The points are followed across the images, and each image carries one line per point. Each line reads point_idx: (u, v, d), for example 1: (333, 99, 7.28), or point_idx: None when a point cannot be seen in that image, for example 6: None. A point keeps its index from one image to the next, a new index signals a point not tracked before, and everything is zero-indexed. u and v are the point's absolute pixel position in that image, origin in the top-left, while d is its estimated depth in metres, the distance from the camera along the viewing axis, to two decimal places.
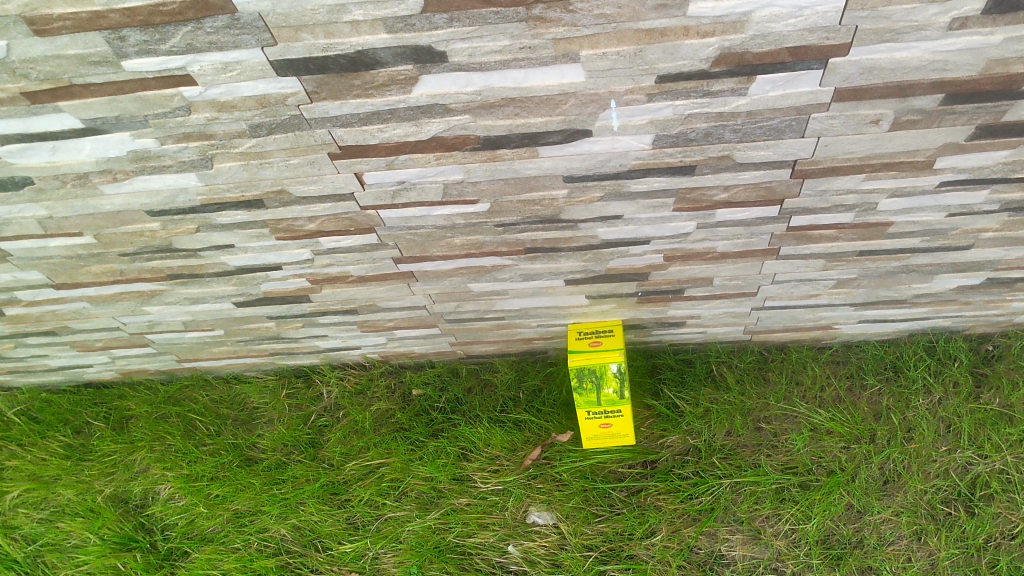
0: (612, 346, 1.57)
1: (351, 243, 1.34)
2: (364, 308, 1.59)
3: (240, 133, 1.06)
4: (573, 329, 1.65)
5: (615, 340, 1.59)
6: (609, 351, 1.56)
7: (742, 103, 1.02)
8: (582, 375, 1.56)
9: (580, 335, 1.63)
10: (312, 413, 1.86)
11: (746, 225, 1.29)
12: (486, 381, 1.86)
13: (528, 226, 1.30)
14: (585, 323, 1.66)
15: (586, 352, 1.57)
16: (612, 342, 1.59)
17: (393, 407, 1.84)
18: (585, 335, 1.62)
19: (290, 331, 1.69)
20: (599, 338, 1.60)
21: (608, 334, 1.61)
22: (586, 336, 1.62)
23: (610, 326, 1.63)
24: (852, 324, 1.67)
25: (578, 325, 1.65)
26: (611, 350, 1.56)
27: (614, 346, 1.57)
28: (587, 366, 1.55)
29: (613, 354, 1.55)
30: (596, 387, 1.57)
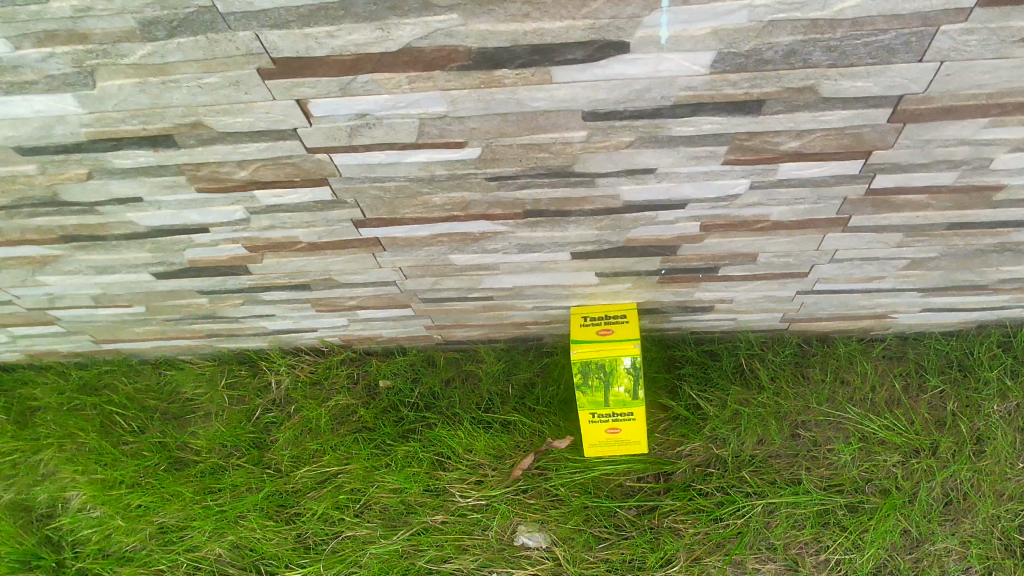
0: (625, 338, 1.29)
1: (297, 199, 1.03)
2: (319, 284, 1.27)
3: (129, 34, 0.74)
4: (575, 317, 1.35)
5: (630, 331, 1.30)
6: (618, 343, 1.28)
7: (848, 5, 0.71)
8: (586, 371, 1.29)
9: (582, 324, 1.33)
10: (257, 408, 1.54)
11: (814, 186, 0.99)
12: (468, 372, 1.55)
13: (530, 182, 0.99)
14: (590, 309, 1.36)
15: (589, 345, 1.29)
16: (624, 333, 1.30)
17: (355, 402, 1.53)
18: (589, 324, 1.33)
19: (227, 310, 1.38)
20: (609, 328, 1.31)
21: (621, 324, 1.32)
22: (592, 324, 1.32)
23: (623, 314, 1.33)
24: (914, 313, 1.38)
25: (580, 311, 1.36)
26: (623, 343, 1.28)
27: (626, 339, 1.28)
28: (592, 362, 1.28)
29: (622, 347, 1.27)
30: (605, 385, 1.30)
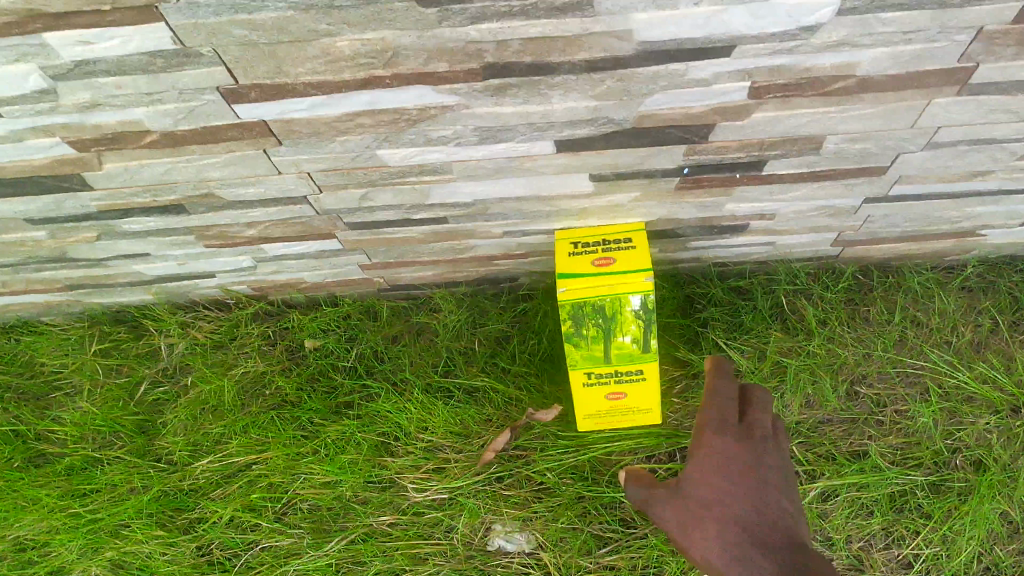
0: (630, 268, 0.92)
1: (119, 51, 0.63)
2: (198, 204, 0.90)
3: None
4: (562, 241, 0.98)
5: (637, 259, 0.93)
6: (620, 275, 0.91)
7: None
8: (576, 313, 0.92)
9: (571, 251, 0.96)
10: (143, 381, 1.17)
11: (940, 7, 0.62)
12: (420, 326, 1.18)
13: (489, 12, 0.61)
14: (584, 231, 0.99)
15: (579, 276, 0.92)
16: (629, 262, 0.93)
17: (272, 369, 1.16)
18: (581, 250, 0.95)
19: (80, 249, 1.00)
20: (609, 255, 0.94)
21: (625, 250, 0.94)
22: (586, 250, 0.95)
23: (628, 238, 0.96)
24: (1012, 227, 1.03)
25: (569, 234, 0.99)
26: (628, 275, 0.91)
27: (632, 270, 0.91)
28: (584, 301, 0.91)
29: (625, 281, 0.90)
30: (604, 332, 0.94)
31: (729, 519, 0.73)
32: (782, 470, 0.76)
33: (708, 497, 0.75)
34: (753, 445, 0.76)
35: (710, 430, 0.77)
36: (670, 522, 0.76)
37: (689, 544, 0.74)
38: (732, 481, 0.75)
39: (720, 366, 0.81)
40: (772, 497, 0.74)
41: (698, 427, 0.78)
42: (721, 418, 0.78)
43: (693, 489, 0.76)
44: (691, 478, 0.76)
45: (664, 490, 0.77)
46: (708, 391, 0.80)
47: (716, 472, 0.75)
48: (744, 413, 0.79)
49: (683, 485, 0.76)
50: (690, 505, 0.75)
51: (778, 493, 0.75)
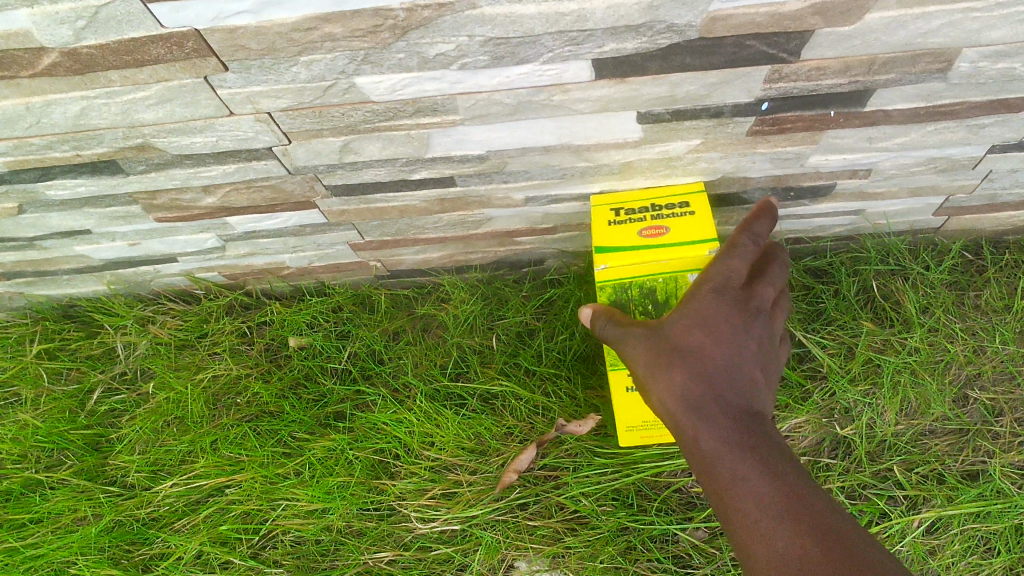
0: (687, 240, 0.74)
1: None
2: (135, 161, 0.70)
3: None
4: (600, 205, 0.78)
5: (698, 228, 0.74)
6: (673, 249, 0.73)
7: None
8: (618, 292, 0.76)
9: (614, 216, 0.77)
10: (96, 387, 0.98)
11: None
12: (427, 319, 0.98)
13: None
14: (628, 193, 0.78)
15: (623, 248, 0.75)
16: (686, 230, 0.74)
17: (250, 372, 0.96)
18: (627, 214, 0.77)
19: (3, 223, 0.81)
20: (661, 221, 0.76)
21: (683, 214, 0.75)
22: (634, 214, 0.77)
23: (686, 202, 0.76)
24: None
25: (607, 199, 0.79)
26: (684, 250, 0.73)
27: (688, 242, 0.73)
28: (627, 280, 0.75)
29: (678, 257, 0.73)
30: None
31: (701, 367, 0.62)
32: (768, 348, 0.65)
33: (686, 344, 0.63)
34: (753, 308, 0.64)
35: (709, 282, 0.64)
36: (641, 365, 0.65)
37: (653, 381, 0.64)
38: (717, 337, 0.63)
39: (761, 213, 0.69)
40: (749, 372, 0.63)
41: (704, 276, 0.65)
42: (727, 276, 0.65)
43: (674, 335, 0.64)
44: (674, 326, 0.64)
45: (643, 329, 0.66)
46: (729, 247, 0.66)
47: (704, 325, 0.63)
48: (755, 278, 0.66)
49: (667, 331, 0.64)
50: (666, 347, 0.64)
51: (754, 368, 0.64)
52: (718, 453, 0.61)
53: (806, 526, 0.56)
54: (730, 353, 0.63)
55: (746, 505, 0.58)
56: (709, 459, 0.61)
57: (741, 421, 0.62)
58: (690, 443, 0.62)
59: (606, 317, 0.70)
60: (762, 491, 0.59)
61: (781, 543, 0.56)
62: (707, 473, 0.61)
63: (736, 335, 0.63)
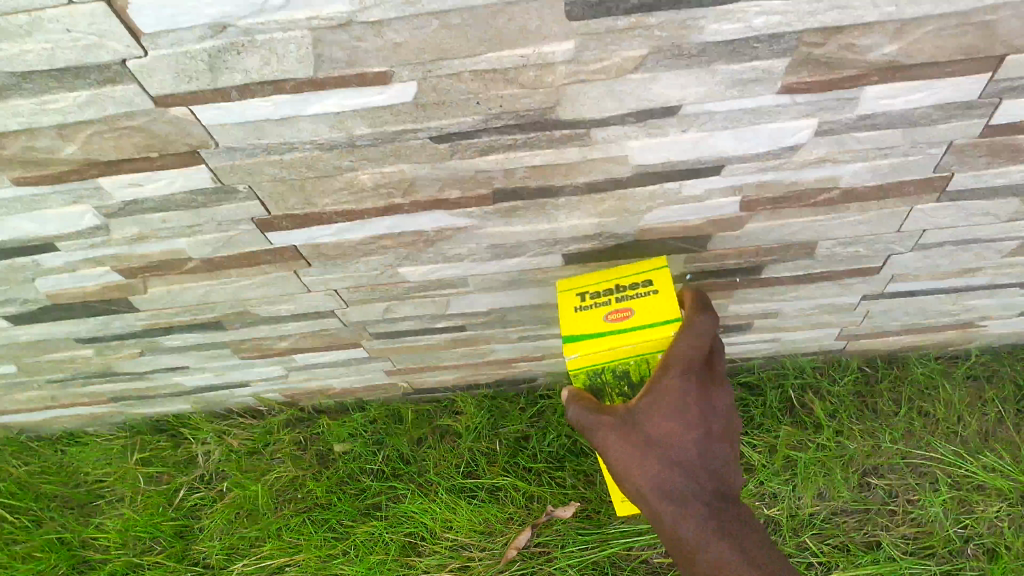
0: (652, 320, 0.77)
1: (165, 189, 0.71)
2: (235, 321, 0.96)
3: None
4: (568, 291, 0.83)
5: (661, 308, 0.77)
6: (638, 331, 0.76)
7: None
8: (592, 377, 0.79)
9: (583, 300, 0.81)
10: (181, 487, 1.22)
11: (909, 127, 0.68)
12: (445, 428, 1.22)
13: (496, 145, 0.67)
14: (592, 277, 0.84)
15: (589, 334, 0.78)
16: (651, 311, 0.77)
17: (304, 474, 1.20)
18: (592, 298, 0.81)
19: (125, 364, 1.07)
20: (625, 303, 0.79)
21: (646, 294, 0.78)
22: (598, 298, 0.80)
23: (649, 279, 0.79)
24: (1010, 318, 1.08)
25: (575, 283, 0.84)
26: (650, 332, 0.76)
27: (653, 324, 0.76)
28: (599, 365, 0.78)
29: (645, 341, 0.75)
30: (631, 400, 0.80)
31: (675, 460, 0.73)
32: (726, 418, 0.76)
33: (659, 436, 0.73)
34: (710, 390, 0.75)
35: (675, 364, 0.72)
36: (619, 455, 0.72)
37: (628, 471, 0.73)
38: (681, 425, 0.73)
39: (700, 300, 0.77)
40: (714, 451, 0.75)
41: (663, 357, 0.74)
42: (689, 357, 0.73)
43: (646, 426, 0.73)
44: (642, 414, 0.73)
45: (614, 417, 0.73)
46: (685, 321, 0.74)
47: (673, 413, 0.73)
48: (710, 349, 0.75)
49: (638, 421, 0.73)
50: (640, 439, 0.72)
51: (717, 445, 0.75)
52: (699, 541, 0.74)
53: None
54: (699, 442, 0.74)
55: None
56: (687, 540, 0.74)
57: (711, 505, 0.75)
58: (669, 528, 0.74)
59: (576, 402, 0.76)
60: (728, 559, 0.74)
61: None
62: (683, 549, 0.75)
63: (699, 422, 0.74)
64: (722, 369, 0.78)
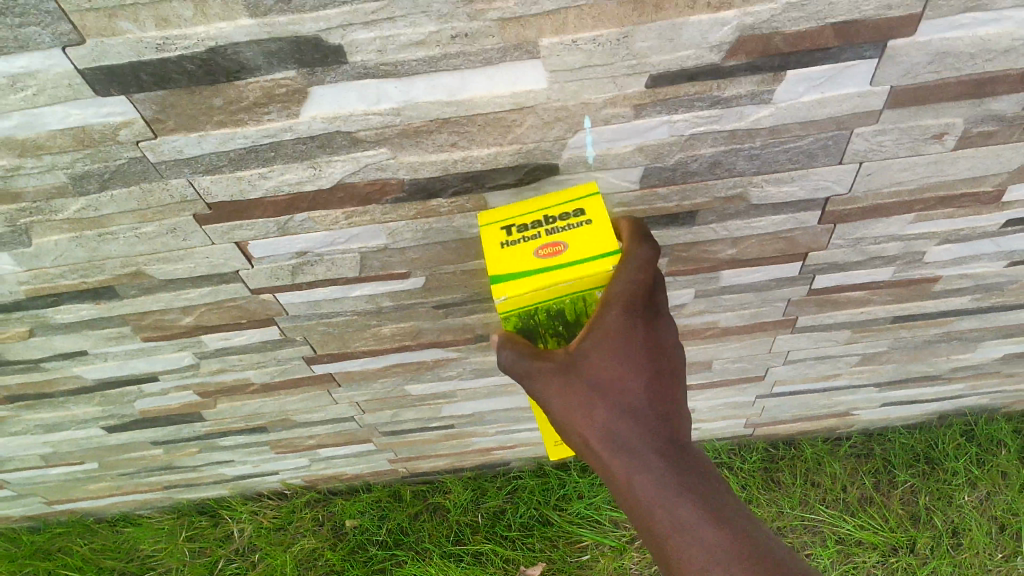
0: (588, 254, 0.69)
1: (246, 340, 1.01)
2: (276, 425, 1.25)
3: (60, 191, 0.73)
4: (491, 224, 0.75)
5: (598, 240, 0.70)
6: (575, 266, 0.68)
7: (764, 116, 0.72)
8: (524, 322, 0.73)
9: (510, 235, 0.73)
10: (219, 559, 1.48)
11: (758, 290, 1.00)
12: (436, 504, 1.51)
13: (478, 307, 0.99)
14: (520, 206, 0.76)
15: (519, 273, 0.69)
16: (587, 244, 0.70)
17: (321, 545, 1.48)
18: (520, 232, 0.73)
19: (183, 459, 1.35)
20: (557, 236, 0.71)
21: (579, 224, 0.71)
22: (526, 232, 0.72)
23: (581, 207, 0.73)
24: (873, 408, 1.40)
25: (497, 215, 0.76)
26: (586, 266, 0.68)
27: (590, 257, 0.69)
28: (531, 307, 0.71)
29: (584, 275, 0.68)
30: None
31: (622, 408, 0.71)
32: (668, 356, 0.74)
33: (603, 381, 0.70)
34: (652, 328, 0.73)
35: (618, 303, 0.68)
36: (561, 400, 0.70)
37: (573, 417, 0.70)
38: (629, 369, 0.71)
39: (637, 231, 0.74)
40: (659, 394, 0.73)
41: (604, 292, 0.69)
42: (632, 289, 0.68)
43: (589, 371, 0.70)
44: (584, 358, 0.70)
45: (552, 363, 0.70)
46: (622, 253, 0.69)
47: (616, 357, 0.70)
48: (653, 284, 0.71)
49: (579, 364, 0.70)
50: (582, 385, 0.70)
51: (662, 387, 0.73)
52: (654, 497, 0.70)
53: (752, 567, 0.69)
54: (645, 389, 0.72)
55: (688, 544, 0.69)
56: (645, 502, 0.70)
57: (669, 462, 0.71)
58: (622, 482, 0.71)
59: (508, 346, 0.72)
60: (705, 535, 0.70)
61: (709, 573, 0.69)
62: (643, 512, 0.71)
63: (645, 368, 0.72)
64: (663, 303, 0.75)
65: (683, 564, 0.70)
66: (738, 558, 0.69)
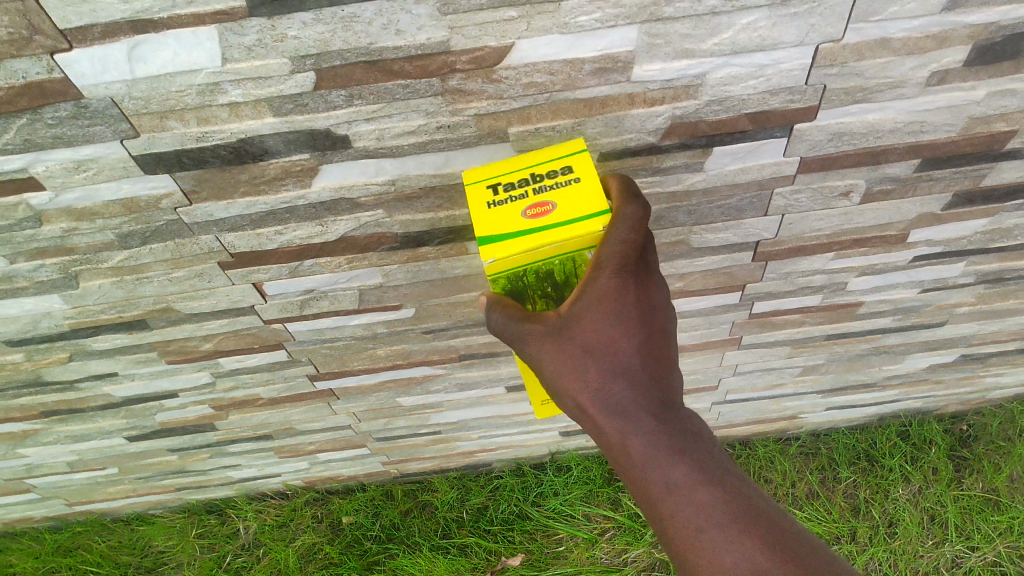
0: (576, 215, 0.70)
1: (257, 361, 1.15)
2: (281, 433, 1.39)
3: (108, 245, 0.87)
4: (476, 182, 0.75)
5: (586, 201, 0.70)
6: (564, 228, 0.69)
7: (698, 180, 0.87)
8: (511, 283, 0.76)
9: (496, 195, 0.73)
10: (227, 554, 1.62)
11: (705, 315, 1.15)
12: (425, 501, 1.66)
13: (461, 331, 1.13)
14: (505, 163, 0.76)
15: (507, 235, 0.70)
16: (576, 205, 0.70)
17: (321, 540, 1.62)
18: (506, 191, 0.73)
19: (195, 464, 1.49)
20: (544, 195, 0.71)
21: (567, 183, 0.72)
22: (514, 192, 0.73)
23: (569, 164, 0.73)
24: (819, 412, 1.55)
25: (481, 172, 0.76)
26: (575, 227, 0.69)
27: (579, 218, 0.70)
28: (518, 268, 0.72)
29: (573, 237, 0.69)
30: (550, 298, 0.79)
31: (614, 370, 0.73)
32: (660, 316, 0.75)
33: (596, 345, 0.73)
34: (644, 289, 0.74)
35: (608, 267, 0.70)
36: (554, 363, 0.73)
37: (567, 381, 0.74)
38: (621, 332, 0.73)
39: (627, 188, 0.73)
40: (653, 357, 0.75)
41: (594, 254, 0.71)
42: (622, 251, 0.70)
43: (579, 334, 0.73)
44: (575, 321, 0.73)
45: (544, 326, 0.73)
46: (612, 215, 0.70)
47: (608, 322, 0.72)
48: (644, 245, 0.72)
49: (571, 326, 0.73)
50: (574, 346, 0.73)
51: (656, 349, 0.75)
52: (651, 460, 0.73)
53: (743, 524, 0.72)
54: (637, 351, 0.74)
55: (682, 505, 0.73)
56: (641, 463, 0.73)
57: (662, 423, 0.73)
58: (616, 442, 0.74)
59: (498, 309, 0.74)
60: (697, 496, 0.73)
61: (705, 533, 0.72)
62: (636, 472, 0.74)
63: (637, 331, 0.73)
64: (651, 262, 0.76)
65: (676, 522, 0.73)
66: (732, 519, 0.72)
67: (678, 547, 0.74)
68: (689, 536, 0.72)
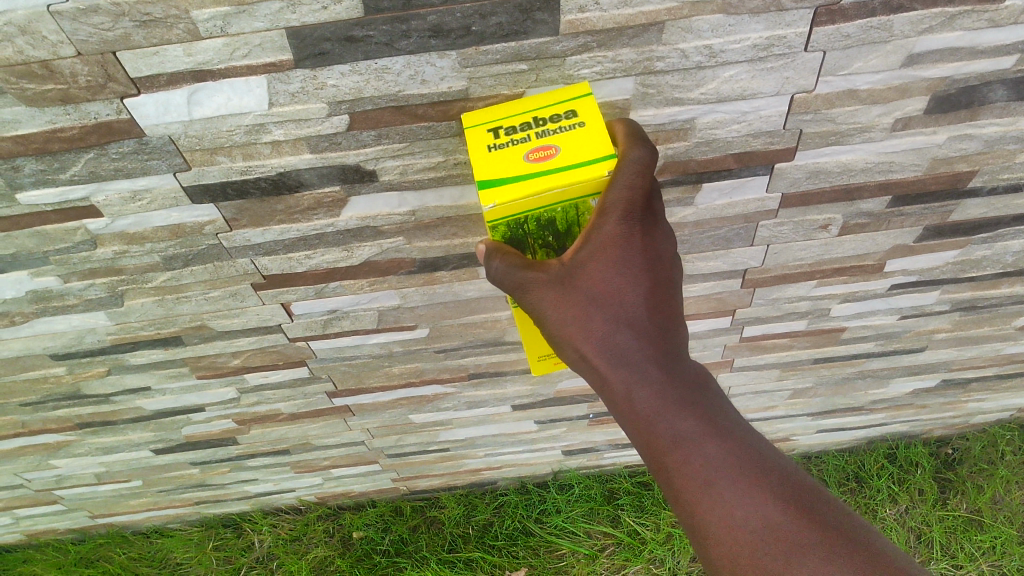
0: (581, 159, 0.71)
1: (280, 377, 1.23)
2: (297, 448, 1.47)
3: (153, 267, 0.96)
4: (477, 125, 0.76)
5: (591, 145, 0.71)
6: (566, 172, 0.70)
7: (689, 213, 0.95)
8: (512, 230, 0.76)
9: (498, 139, 0.75)
10: (242, 566, 1.69)
11: (698, 338, 1.23)
12: (433, 517, 1.73)
13: (470, 350, 1.21)
14: (510, 106, 0.77)
15: (509, 178, 0.70)
16: (580, 148, 0.71)
17: (332, 553, 1.69)
18: (507, 134, 0.75)
19: (216, 478, 1.56)
20: (547, 139, 0.73)
21: (572, 127, 0.73)
22: (516, 135, 0.74)
23: (573, 109, 0.74)
24: (810, 434, 1.63)
25: (481, 116, 0.77)
26: (578, 170, 0.70)
27: (584, 162, 0.70)
28: (519, 215, 0.73)
29: (575, 181, 0.69)
30: (552, 250, 0.79)
31: (619, 319, 0.73)
32: (663, 265, 0.75)
33: (600, 293, 0.73)
34: (650, 237, 0.74)
35: (615, 213, 0.70)
36: (558, 311, 0.73)
37: (569, 329, 0.74)
38: (627, 281, 0.73)
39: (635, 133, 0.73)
40: (656, 307, 0.75)
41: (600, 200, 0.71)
42: (630, 196, 0.70)
43: (584, 282, 0.73)
44: (580, 268, 0.73)
45: (548, 275, 0.73)
46: (621, 158, 0.70)
47: (613, 268, 0.73)
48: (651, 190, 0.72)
49: (576, 274, 0.73)
50: (579, 295, 0.74)
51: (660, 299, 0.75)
52: (656, 411, 0.73)
53: (753, 476, 0.72)
54: (642, 300, 0.74)
55: (691, 457, 0.72)
56: (646, 413, 0.73)
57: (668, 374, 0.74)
58: (622, 393, 0.74)
59: (498, 257, 0.74)
60: (706, 448, 0.72)
61: (714, 484, 0.71)
62: (642, 424, 0.73)
63: (643, 280, 0.74)
64: (658, 210, 0.76)
65: (684, 474, 0.72)
66: (741, 470, 0.71)
67: (684, 501, 0.73)
68: (697, 488, 0.71)
